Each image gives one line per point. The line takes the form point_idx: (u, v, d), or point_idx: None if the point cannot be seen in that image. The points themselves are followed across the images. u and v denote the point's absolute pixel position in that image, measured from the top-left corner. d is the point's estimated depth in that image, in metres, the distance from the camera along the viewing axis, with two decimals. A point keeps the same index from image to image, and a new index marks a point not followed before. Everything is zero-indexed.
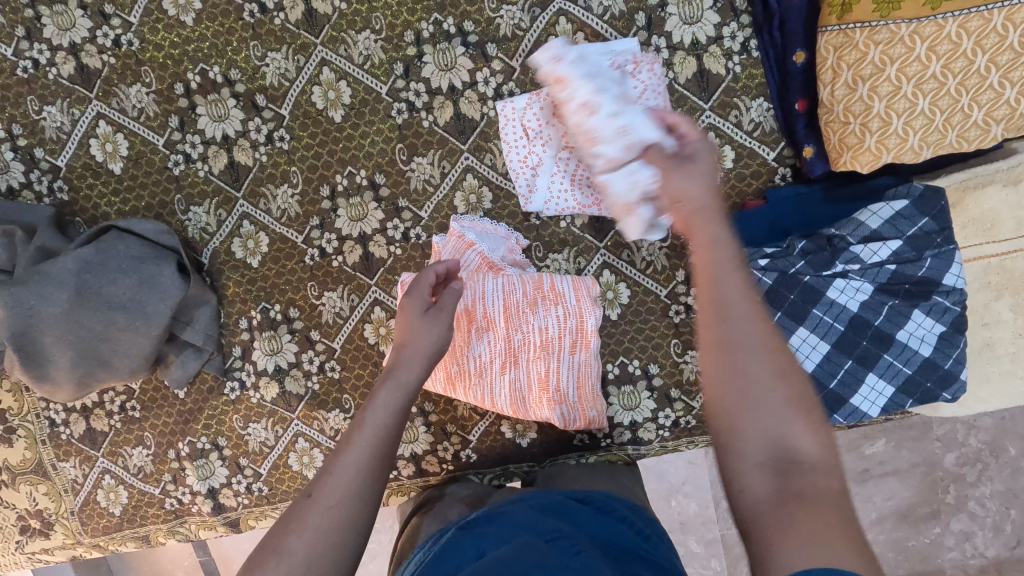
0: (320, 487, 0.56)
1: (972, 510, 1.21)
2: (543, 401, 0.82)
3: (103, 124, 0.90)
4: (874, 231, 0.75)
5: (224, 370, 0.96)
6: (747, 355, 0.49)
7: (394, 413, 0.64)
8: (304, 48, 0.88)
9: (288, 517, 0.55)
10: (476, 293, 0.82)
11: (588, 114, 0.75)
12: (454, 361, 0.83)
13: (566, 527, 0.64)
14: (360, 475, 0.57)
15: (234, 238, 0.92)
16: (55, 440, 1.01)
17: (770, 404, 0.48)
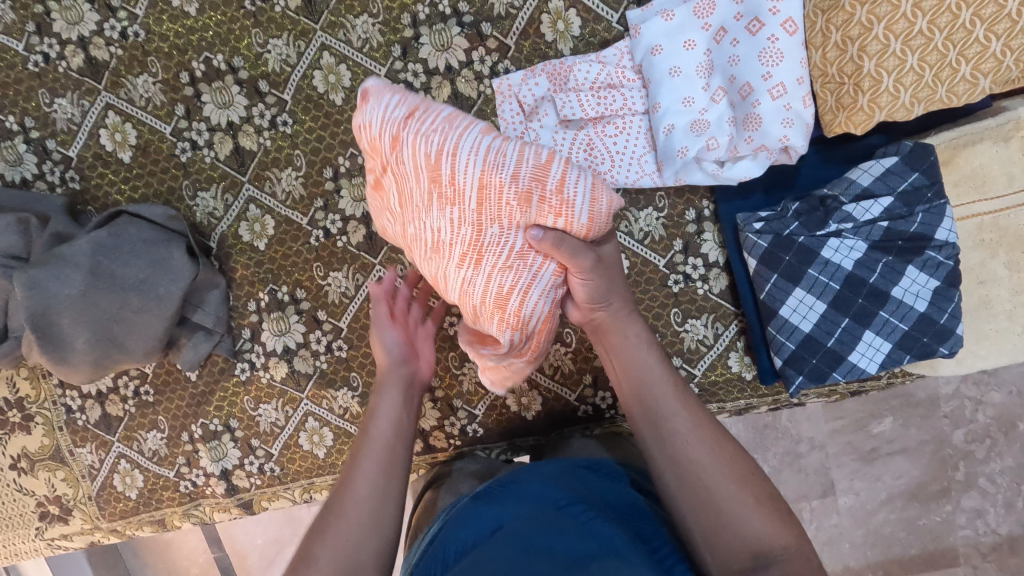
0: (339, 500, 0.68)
1: (982, 487, 1.21)
2: (496, 316, 0.70)
3: (112, 114, 0.93)
4: (865, 188, 0.76)
5: (235, 352, 0.98)
6: (710, 464, 0.64)
7: (392, 422, 0.74)
8: (305, 34, 0.90)
9: (317, 528, 0.67)
10: (448, 144, 0.65)
11: (789, 32, 0.74)
12: (410, 220, 0.69)
13: (580, 491, 0.67)
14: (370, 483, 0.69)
15: (241, 222, 0.95)
16: (72, 426, 1.03)
17: (740, 510, 0.62)
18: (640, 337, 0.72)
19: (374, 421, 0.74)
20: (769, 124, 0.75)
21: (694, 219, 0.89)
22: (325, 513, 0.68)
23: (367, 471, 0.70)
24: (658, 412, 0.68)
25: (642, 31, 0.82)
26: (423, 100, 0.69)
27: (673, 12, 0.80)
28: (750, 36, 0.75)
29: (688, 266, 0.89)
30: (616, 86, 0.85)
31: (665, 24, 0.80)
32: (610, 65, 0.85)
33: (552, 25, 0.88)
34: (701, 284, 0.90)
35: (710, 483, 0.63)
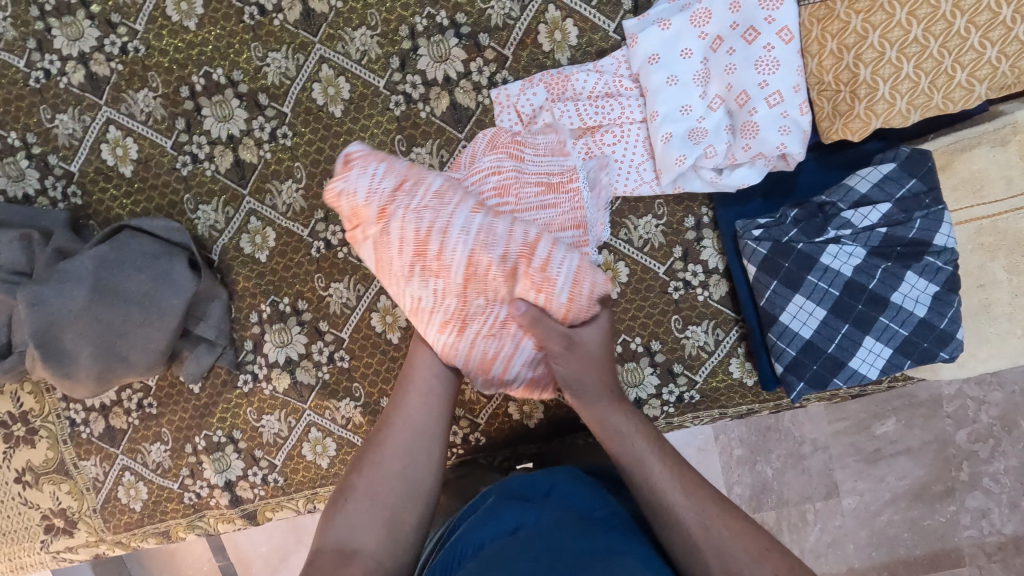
0: (379, 436, 0.71)
1: (987, 487, 1.21)
2: (477, 373, 0.74)
3: (113, 129, 0.93)
4: (863, 195, 0.76)
5: (237, 364, 0.98)
6: (720, 547, 0.61)
7: (432, 365, 0.73)
8: (304, 47, 0.91)
9: (360, 458, 0.72)
10: (438, 220, 0.67)
11: (783, 41, 0.74)
12: (389, 284, 0.71)
13: (603, 502, 0.68)
14: (409, 424, 0.71)
15: (242, 235, 0.95)
16: (76, 439, 1.04)
17: None
18: (629, 425, 0.70)
19: (414, 365, 0.74)
20: (766, 133, 0.76)
21: (693, 226, 0.89)
22: (367, 445, 0.72)
23: (405, 416, 0.72)
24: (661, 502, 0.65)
25: (638, 40, 0.81)
26: (406, 168, 0.70)
27: (669, 21, 0.80)
28: (745, 45, 0.76)
29: (688, 273, 0.90)
30: (614, 95, 0.86)
31: (662, 33, 0.80)
32: (608, 75, 0.86)
33: (549, 35, 0.88)
34: (701, 290, 0.90)
35: (725, 566, 0.60)
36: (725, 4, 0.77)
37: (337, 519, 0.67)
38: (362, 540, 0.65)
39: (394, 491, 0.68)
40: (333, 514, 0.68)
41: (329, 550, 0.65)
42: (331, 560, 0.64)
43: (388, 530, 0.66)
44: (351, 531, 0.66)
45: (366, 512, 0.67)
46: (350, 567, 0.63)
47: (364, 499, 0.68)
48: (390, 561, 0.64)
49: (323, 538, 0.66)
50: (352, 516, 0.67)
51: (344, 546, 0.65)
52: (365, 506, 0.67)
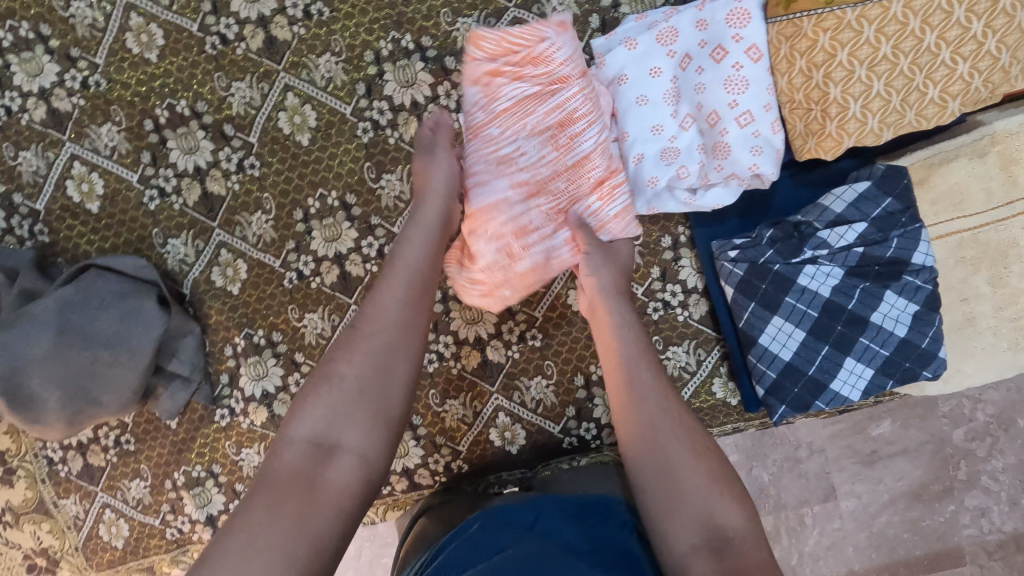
0: (364, 320, 0.65)
1: (986, 485, 1.15)
2: (502, 238, 0.74)
3: (78, 164, 0.92)
4: (840, 215, 0.74)
5: (214, 399, 0.97)
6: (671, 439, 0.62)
7: (423, 249, 0.70)
8: (268, 75, 0.89)
9: (343, 345, 0.64)
10: (566, 110, 0.73)
11: (752, 58, 0.73)
12: (495, 128, 0.73)
13: (588, 534, 0.66)
14: (399, 305, 0.65)
15: (214, 267, 0.93)
16: (55, 477, 1.02)
17: (698, 484, 0.59)
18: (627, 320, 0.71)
19: (405, 257, 0.69)
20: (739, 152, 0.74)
21: (670, 246, 0.87)
22: (349, 332, 0.65)
23: (394, 305, 0.65)
24: (642, 413, 0.64)
25: (606, 60, 0.79)
26: (581, 67, 0.74)
27: (636, 41, 0.78)
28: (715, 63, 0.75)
29: (666, 293, 0.88)
30: None
31: (630, 53, 0.78)
32: None
33: None
34: (680, 310, 0.88)
35: (673, 451, 0.61)
36: (692, 23, 0.76)
37: (313, 410, 0.60)
38: (344, 430, 0.59)
39: (380, 387, 0.61)
40: (305, 403, 0.61)
41: (300, 443, 0.59)
42: (306, 452, 0.58)
43: (373, 423, 0.60)
44: (331, 419, 0.60)
45: (351, 401, 0.60)
46: (326, 462, 0.58)
47: (348, 387, 0.61)
48: (372, 457, 0.59)
49: (296, 430, 0.60)
50: (334, 403, 0.60)
51: (321, 438, 0.59)
52: (351, 396, 0.60)
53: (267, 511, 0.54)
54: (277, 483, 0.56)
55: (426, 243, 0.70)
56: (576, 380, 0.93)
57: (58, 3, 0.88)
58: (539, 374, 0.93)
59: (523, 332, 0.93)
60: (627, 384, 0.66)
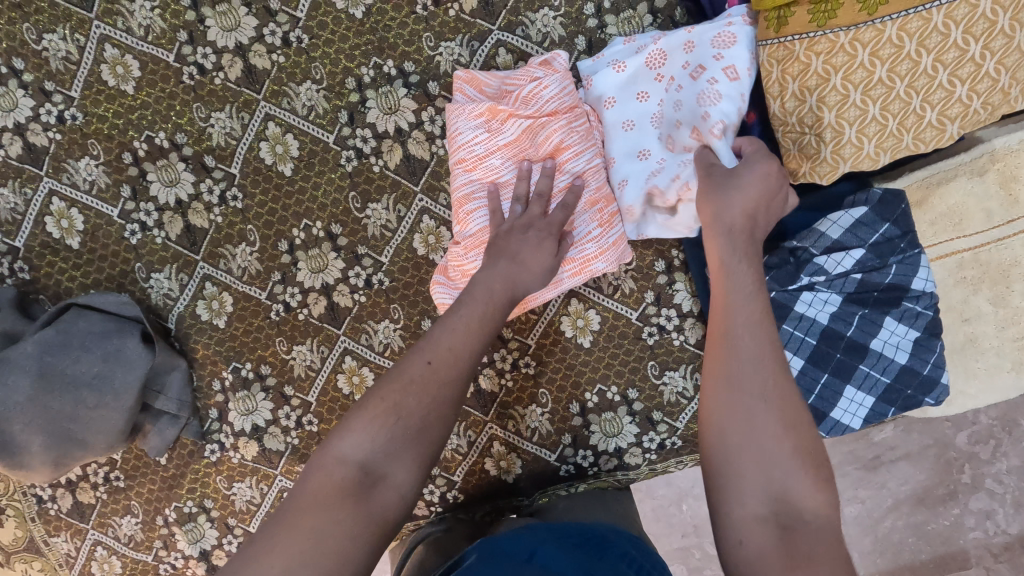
0: (436, 351, 0.58)
1: (991, 488, 1.04)
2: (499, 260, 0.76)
3: (57, 200, 0.89)
4: (836, 241, 0.73)
5: (203, 434, 0.95)
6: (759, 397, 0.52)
7: (503, 281, 0.64)
8: (248, 105, 0.87)
9: (403, 365, 0.58)
10: (554, 141, 0.75)
11: (729, 78, 0.72)
12: (491, 160, 0.76)
13: (574, 558, 0.62)
14: (472, 346, 0.59)
15: (199, 301, 0.92)
16: (44, 516, 1.00)
17: (776, 456, 0.50)
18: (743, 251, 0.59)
19: (480, 287, 0.64)
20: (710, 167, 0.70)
21: (664, 270, 0.88)
22: (419, 357, 0.58)
23: (465, 334, 0.60)
24: (742, 362, 0.53)
25: (593, 83, 0.78)
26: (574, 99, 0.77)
27: (624, 63, 0.77)
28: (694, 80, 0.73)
29: (661, 318, 0.89)
30: None
31: (617, 76, 0.77)
32: None
33: None
34: (676, 334, 0.89)
35: (756, 404, 0.52)
36: (680, 45, 0.75)
37: (365, 435, 0.55)
38: (394, 466, 0.54)
39: (437, 428, 0.56)
40: (359, 419, 0.56)
41: (348, 466, 0.54)
42: (352, 478, 0.53)
43: (422, 462, 0.55)
44: (385, 451, 0.54)
45: (410, 440, 0.55)
46: (373, 494, 0.53)
47: (406, 424, 0.55)
48: (413, 499, 0.55)
49: (345, 449, 0.55)
50: (392, 436, 0.55)
51: (369, 466, 0.54)
52: (410, 433, 0.55)
53: (313, 538, 0.49)
54: (319, 504, 0.51)
55: (500, 278, 0.64)
56: (570, 408, 0.91)
57: (30, 36, 0.86)
58: (533, 402, 0.91)
59: (517, 360, 0.91)
60: (722, 326, 0.55)
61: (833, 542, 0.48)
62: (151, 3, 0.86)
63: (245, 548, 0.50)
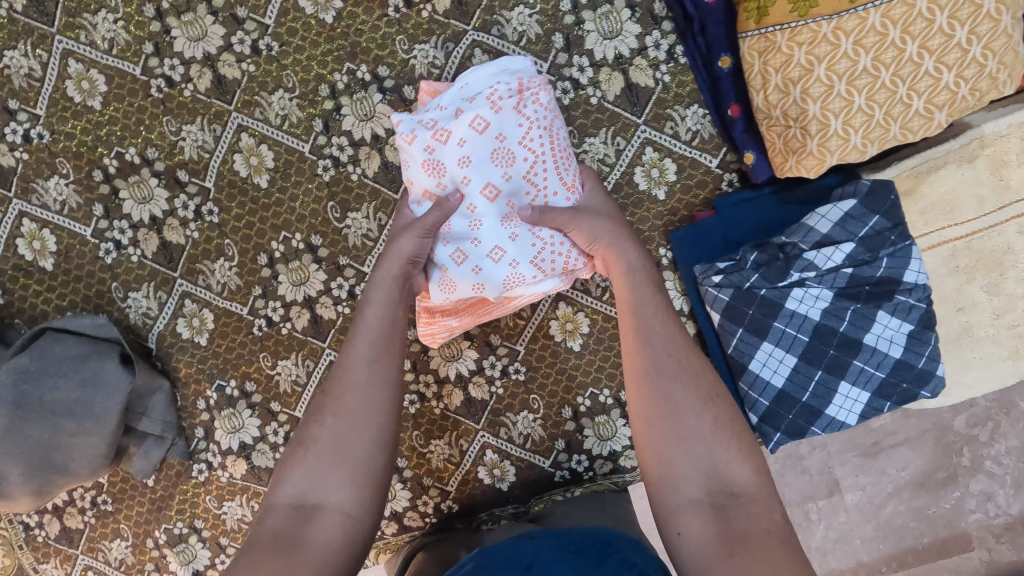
0: (333, 382, 0.64)
1: (991, 470, 1.03)
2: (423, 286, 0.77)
3: (27, 221, 0.87)
4: (825, 235, 0.72)
5: (190, 454, 0.93)
6: (682, 388, 0.61)
7: (388, 310, 0.67)
8: (219, 116, 0.85)
9: (314, 409, 0.64)
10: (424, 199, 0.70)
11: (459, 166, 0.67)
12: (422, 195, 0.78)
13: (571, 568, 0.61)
14: (364, 360, 0.64)
15: (179, 319, 0.89)
16: (32, 543, 0.98)
17: (703, 435, 0.59)
18: (641, 264, 0.68)
19: (371, 316, 0.66)
20: (438, 267, 0.70)
21: None
22: (322, 396, 0.64)
23: (363, 360, 0.64)
24: (654, 361, 0.63)
25: (466, 121, 0.67)
26: (434, 151, 0.68)
27: (487, 111, 0.67)
28: (441, 153, 0.68)
29: None
30: (514, 154, 0.68)
31: (481, 122, 0.67)
32: (493, 130, 0.67)
33: None
34: None
35: (673, 394, 0.61)
36: (486, 110, 0.67)
37: (292, 475, 0.61)
38: (323, 493, 0.59)
39: (355, 442, 0.61)
40: (287, 468, 0.61)
41: (284, 508, 0.59)
42: (287, 518, 0.58)
43: (353, 479, 0.59)
44: (309, 483, 0.60)
45: (328, 461, 0.60)
46: (310, 525, 0.57)
47: (323, 451, 0.60)
48: (358, 513, 0.58)
49: (280, 493, 0.60)
50: (311, 467, 0.60)
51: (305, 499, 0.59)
52: (326, 458, 0.60)
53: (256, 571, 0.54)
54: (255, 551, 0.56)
55: (396, 299, 0.67)
56: (563, 413, 0.89)
57: None
58: (525, 409, 0.90)
59: (507, 366, 0.89)
60: (637, 334, 0.65)
61: (765, 514, 0.55)
62: (114, 16, 0.83)
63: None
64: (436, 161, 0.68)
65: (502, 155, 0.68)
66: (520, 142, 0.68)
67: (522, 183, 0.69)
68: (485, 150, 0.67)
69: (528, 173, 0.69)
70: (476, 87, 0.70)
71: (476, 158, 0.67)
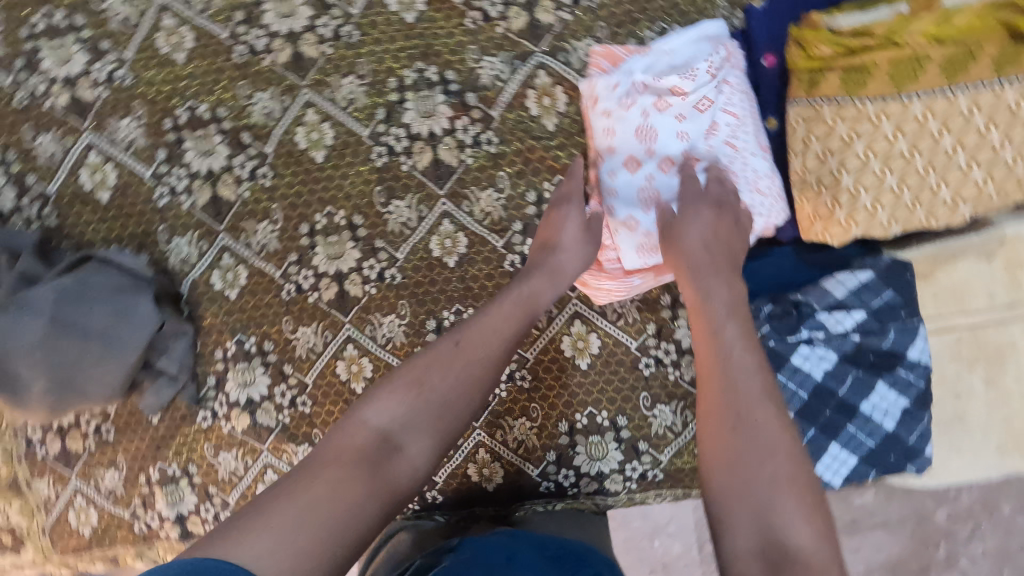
0: (456, 343, 0.69)
1: (965, 568, 1.04)
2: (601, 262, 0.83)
3: (94, 154, 0.93)
4: (839, 300, 0.75)
5: (198, 400, 0.97)
6: (757, 426, 0.56)
7: (517, 306, 0.74)
8: (290, 89, 0.90)
9: (430, 356, 0.68)
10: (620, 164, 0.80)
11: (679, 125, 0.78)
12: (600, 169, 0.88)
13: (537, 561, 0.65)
14: (487, 342, 0.70)
15: (214, 270, 0.94)
16: (31, 458, 1.02)
17: (765, 484, 0.54)
18: (729, 289, 0.67)
19: (504, 306, 0.74)
20: (637, 233, 0.79)
21: (668, 304, 0.90)
22: (440, 350, 0.69)
23: (486, 342, 0.70)
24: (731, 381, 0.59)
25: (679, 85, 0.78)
26: (644, 114, 0.78)
27: (694, 76, 0.78)
28: (654, 120, 0.78)
29: (660, 350, 0.89)
30: (724, 114, 0.78)
31: (704, 85, 0.77)
32: (706, 93, 0.78)
33: (537, 100, 0.87)
34: (672, 369, 0.89)
35: (753, 425, 0.57)
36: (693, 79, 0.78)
37: (388, 405, 0.64)
38: (408, 440, 0.63)
39: (449, 413, 0.66)
40: (387, 396, 0.65)
41: (374, 430, 0.63)
42: (375, 441, 0.62)
43: (433, 443, 0.64)
44: (403, 421, 0.64)
45: (423, 413, 0.65)
46: (392, 459, 0.61)
47: (422, 403, 0.65)
48: (426, 472, 0.64)
49: (370, 415, 0.64)
50: (411, 408, 0.64)
51: (391, 436, 0.63)
52: (423, 410, 0.65)
53: (328, 493, 0.57)
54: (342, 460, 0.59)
55: (526, 300, 0.75)
56: (560, 426, 0.92)
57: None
58: (523, 416, 0.92)
59: (514, 371, 0.92)
60: (713, 356, 0.62)
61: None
62: None
63: (240, 517, 0.54)
64: (648, 127, 0.78)
65: (712, 115, 0.78)
66: (727, 101, 0.79)
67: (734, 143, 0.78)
68: (699, 111, 0.78)
69: (728, 136, 0.78)
70: (676, 54, 0.80)
71: (690, 121, 0.78)
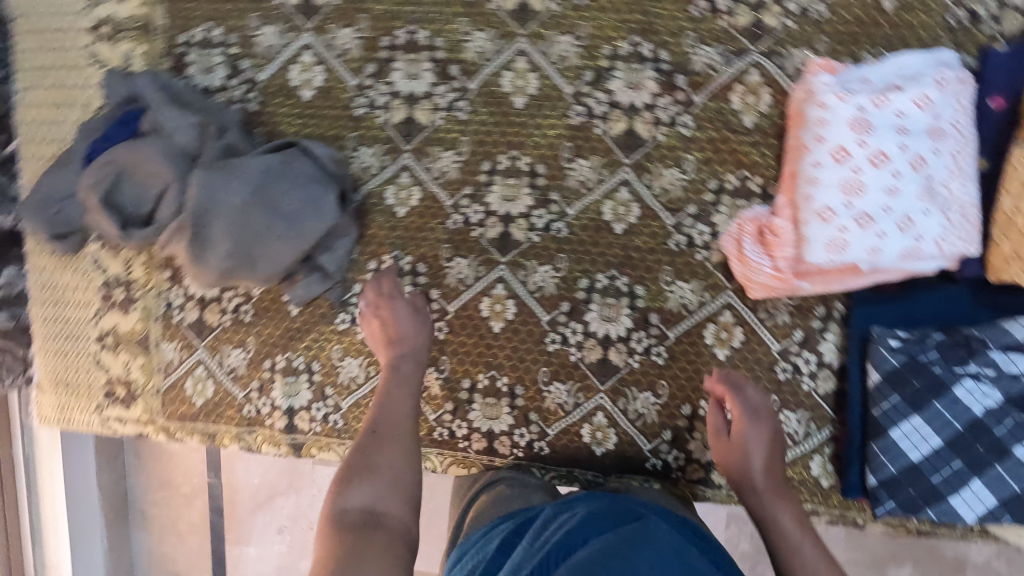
0: (382, 430, 0.82)
1: None
2: (769, 252, 0.86)
3: (309, 54, 0.99)
4: (1014, 341, 0.79)
5: (341, 302, 1.02)
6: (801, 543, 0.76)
7: (400, 388, 0.87)
8: (506, 36, 0.95)
9: (367, 446, 0.79)
10: (826, 154, 0.81)
11: (898, 132, 0.79)
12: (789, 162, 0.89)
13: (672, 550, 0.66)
14: (404, 418, 0.84)
15: (390, 185, 0.99)
16: (167, 321, 1.07)
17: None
18: (757, 438, 0.84)
19: (394, 382, 0.87)
20: (831, 227, 0.80)
21: (821, 315, 0.89)
22: (376, 439, 0.80)
23: (401, 416, 0.84)
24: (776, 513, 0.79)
25: (905, 93, 0.79)
26: (864, 109, 0.80)
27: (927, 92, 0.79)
28: (873, 116, 0.80)
29: (800, 359, 0.90)
30: (946, 133, 0.79)
31: (929, 101, 0.79)
32: (933, 109, 0.79)
33: (742, 96, 0.90)
34: (807, 380, 0.90)
35: (797, 545, 0.76)
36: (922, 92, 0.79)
37: (360, 490, 0.73)
38: (385, 509, 0.72)
39: (409, 475, 0.77)
40: (352, 488, 0.74)
41: (355, 514, 0.71)
42: (358, 520, 0.70)
43: (408, 504, 0.74)
44: (375, 498, 0.73)
45: (391, 485, 0.75)
46: (380, 526, 0.69)
47: (386, 477, 0.76)
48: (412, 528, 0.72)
49: (346, 503, 0.72)
50: (376, 486, 0.74)
51: (371, 512, 0.71)
52: (382, 485, 0.75)
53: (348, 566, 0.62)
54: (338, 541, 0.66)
55: (405, 386, 0.87)
56: (683, 409, 0.94)
57: None
58: (649, 390, 0.95)
59: (651, 345, 0.94)
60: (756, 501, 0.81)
61: None
62: None
63: None
64: (865, 121, 0.80)
65: (934, 132, 0.79)
66: (951, 123, 0.79)
67: (947, 162, 0.79)
68: (922, 124, 0.79)
69: (943, 162, 0.78)
70: (911, 69, 0.82)
71: (912, 128, 0.79)
